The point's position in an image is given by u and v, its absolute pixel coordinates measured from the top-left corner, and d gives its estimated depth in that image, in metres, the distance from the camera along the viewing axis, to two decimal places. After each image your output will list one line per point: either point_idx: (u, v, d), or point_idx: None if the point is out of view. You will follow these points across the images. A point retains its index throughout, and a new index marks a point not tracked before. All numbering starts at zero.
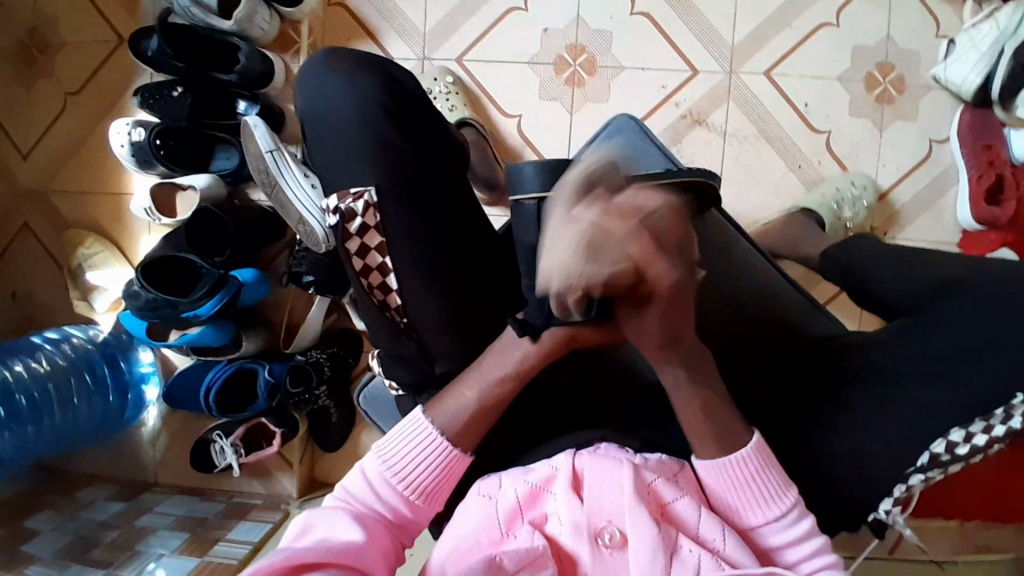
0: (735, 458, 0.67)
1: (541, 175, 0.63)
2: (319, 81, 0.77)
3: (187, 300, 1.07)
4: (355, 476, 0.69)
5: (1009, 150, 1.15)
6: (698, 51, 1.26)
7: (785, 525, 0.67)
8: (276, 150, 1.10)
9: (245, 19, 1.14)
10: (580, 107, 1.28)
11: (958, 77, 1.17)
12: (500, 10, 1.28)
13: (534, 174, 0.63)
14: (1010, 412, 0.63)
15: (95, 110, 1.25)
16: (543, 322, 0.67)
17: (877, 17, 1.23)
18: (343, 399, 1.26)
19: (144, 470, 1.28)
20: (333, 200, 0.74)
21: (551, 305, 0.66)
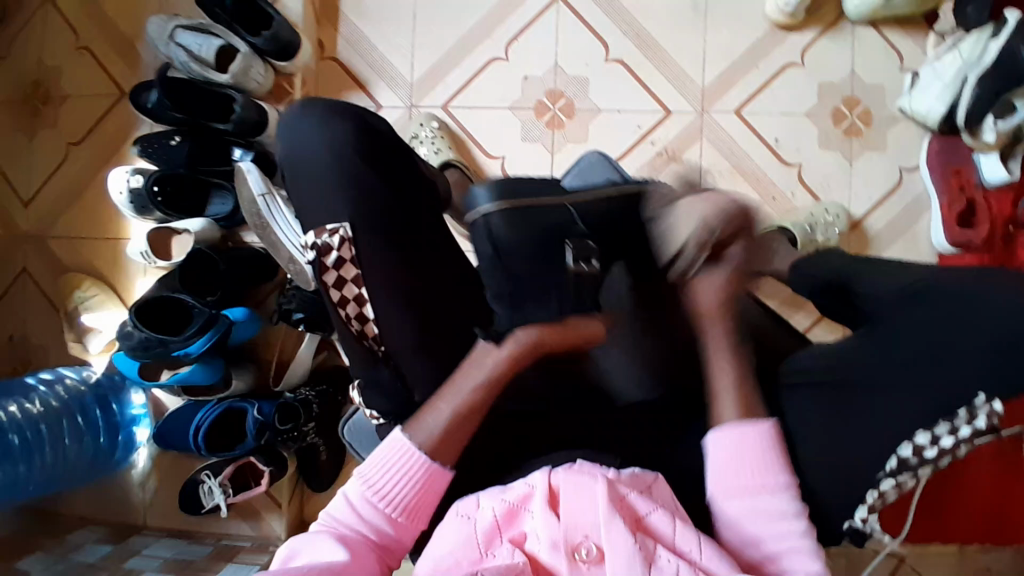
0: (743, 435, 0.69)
1: (490, 195, 0.75)
2: (300, 127, 0.80)
3: (178, 339, 1.10)
4: (338, 504, 0.70)
5: (979, 174, 1.19)
6: (669, 92, 1.32)
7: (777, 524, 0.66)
8: (268, 193, 1.15)
9: (241, 73, 1.23)
10: (561, 148, 1.33)
11: (923, 107, 1.21)
12: (482, 60, 1.36)
13: (485, 195, 0.75)
14: (973, 411, 0.65)
15: (97, 160, 1.31)
16: (509, 324, 0.74)
17: (840, 56, 1.29)
18: (332, 435, 1.27)
19: (133, 513, 1.27)
20: (310, 237, 0.76)
21: (515, 307, 0.74)
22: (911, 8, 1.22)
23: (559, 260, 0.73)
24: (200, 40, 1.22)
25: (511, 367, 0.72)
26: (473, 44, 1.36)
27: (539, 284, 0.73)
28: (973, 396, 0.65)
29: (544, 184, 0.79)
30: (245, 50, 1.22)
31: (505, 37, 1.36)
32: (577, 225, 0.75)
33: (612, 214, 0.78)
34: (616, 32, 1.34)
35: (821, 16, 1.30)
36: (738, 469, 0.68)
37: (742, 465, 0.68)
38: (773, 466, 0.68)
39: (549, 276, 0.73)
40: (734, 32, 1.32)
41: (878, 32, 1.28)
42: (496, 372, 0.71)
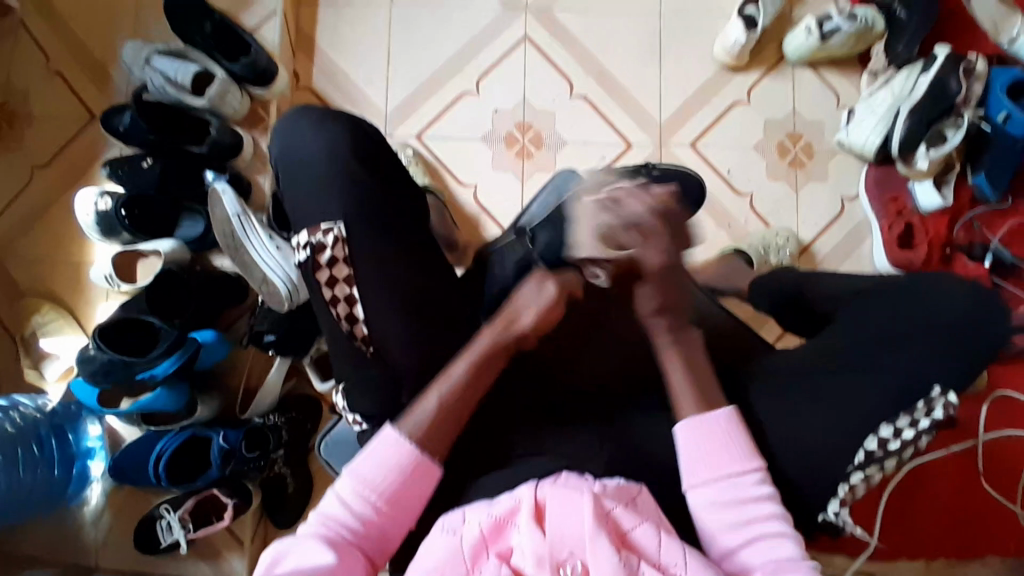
0: (702, 428, 0.73)
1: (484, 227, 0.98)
2: (294, 131, 0.82)
3: (143, 360, 1.07)
4: (331, 499, 0.70)
5: (915, 201, 1.32)
6: (631, 125, 1.41)
7: (748, 509, 0.69)
8: (242, 214, 1.15)
9: (218, 97, 1.24)
10: (530, 176, 1.39)
11: (860, 139, 1.33)
12: (453, 92, 1.42)
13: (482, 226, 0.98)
14: (931, 404, 0.71)
15: (62, 184, 1.30)
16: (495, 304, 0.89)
17: (784, 94, 1.41)
18: (301, 466, 1.24)
19: (83, 553, 1.19)
20: (304, 236, 0.78)
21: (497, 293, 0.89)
22: (845, 50, 1.36)
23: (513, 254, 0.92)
24: (176, 65, 1.22)
25: (494, 350, 0.77)
26: (446, 78, 1.42)
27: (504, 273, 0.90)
28: (931, 390, 0.71)
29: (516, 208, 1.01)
30: (223, 75, 1.24)
31: (476, 72, 1.42)
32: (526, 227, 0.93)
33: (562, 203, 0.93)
34: (579, 70, 1.42)
35: (764, 59, 1.42)
36: (703, 462, 0.72)
37: (704, 454, 0.72)
38: (740, 452, 0.72)
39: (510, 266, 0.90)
40: (688, 72, 1.42)
41: (815, 73, 1.41)
42: (486, 352, 0.76)
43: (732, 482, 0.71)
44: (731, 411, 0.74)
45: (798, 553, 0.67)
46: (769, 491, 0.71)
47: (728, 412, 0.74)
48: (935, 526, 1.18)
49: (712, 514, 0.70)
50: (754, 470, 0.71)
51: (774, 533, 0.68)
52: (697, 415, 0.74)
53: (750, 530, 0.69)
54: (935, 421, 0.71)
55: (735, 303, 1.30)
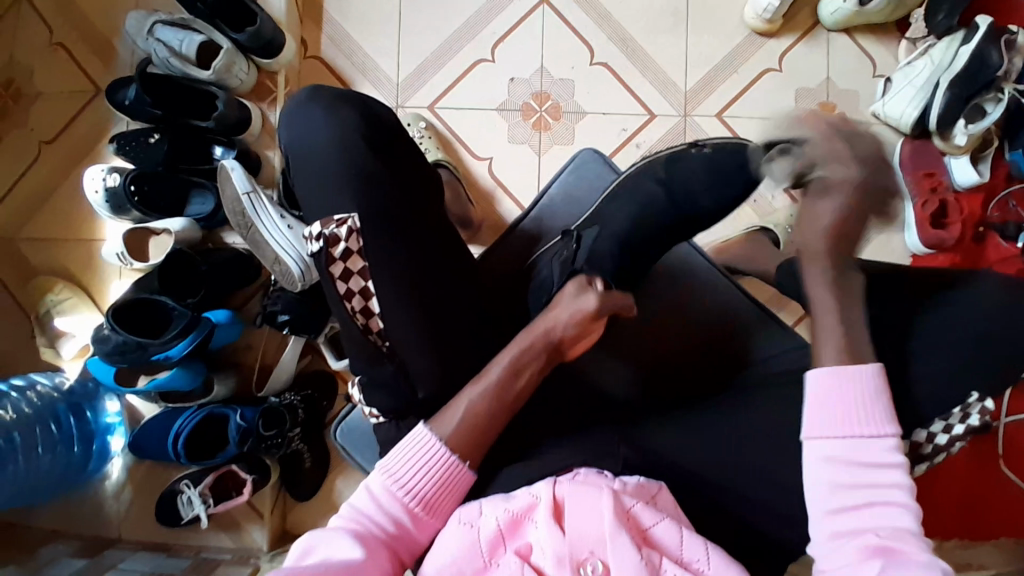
0: (842, 377, 0.66)
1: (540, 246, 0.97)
2: (304, 115, 0.79)
3: (157, 343, 1.06)
4: (361, 495, 0.69)
5: (951, 177, 1.26)
6: (653, 96, 1.35)
7: (865, 476, 0.62)
8: (253, 192, 1.12)
9: (223, 69, 1.19)
10: (547, 149, 1.34)
11: (896, 112, 1.26)
12: (469, 61, 1.36)
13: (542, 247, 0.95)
14: (968, 410, 0.78)
15: (70, 158, 1.28)
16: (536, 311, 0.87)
17: (817, 61, 1.34)
18: (317, 441, 1.25)
19: (107, 526, 1.22)
20: (316, 227, 0.74)
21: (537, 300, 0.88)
22: (884, 16, 1.28)
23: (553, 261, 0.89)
24: (180, 36, 1.19)
25: (525, 357, 0.74)
26: (460, 45, 1.36)
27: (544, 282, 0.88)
28: (969, 396, 0.76)
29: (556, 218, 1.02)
30: (228, 45, 1.19)
31: (491, 38, 1.36)
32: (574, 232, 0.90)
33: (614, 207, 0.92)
34: (600, 36, 1.35)
35: (797, 24, 1.34)
36: (844, 410, 0.65)
37: (849, 408, 0.64)
38: (884, 414, 0.64)
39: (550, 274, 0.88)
40: (715, 37, 1.35)
41: (851, 39, 1.34)
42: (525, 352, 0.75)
43: (865, 437, 0.63)
44: (879, 368, 0.66)
45: (915, 527, 0.60)
46: (899, 460, 0.63)
47: (876, 369, 0.66)
48: (950, 508, 1.16)
49: (827, 471, 0.63)
50: (891, 434, 0.63)
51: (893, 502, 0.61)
52: (842, 366, 0.66)
53: (865, 503, 0.62)
54: (969, 426, 0.79)
55: (755, 284, 1.27)
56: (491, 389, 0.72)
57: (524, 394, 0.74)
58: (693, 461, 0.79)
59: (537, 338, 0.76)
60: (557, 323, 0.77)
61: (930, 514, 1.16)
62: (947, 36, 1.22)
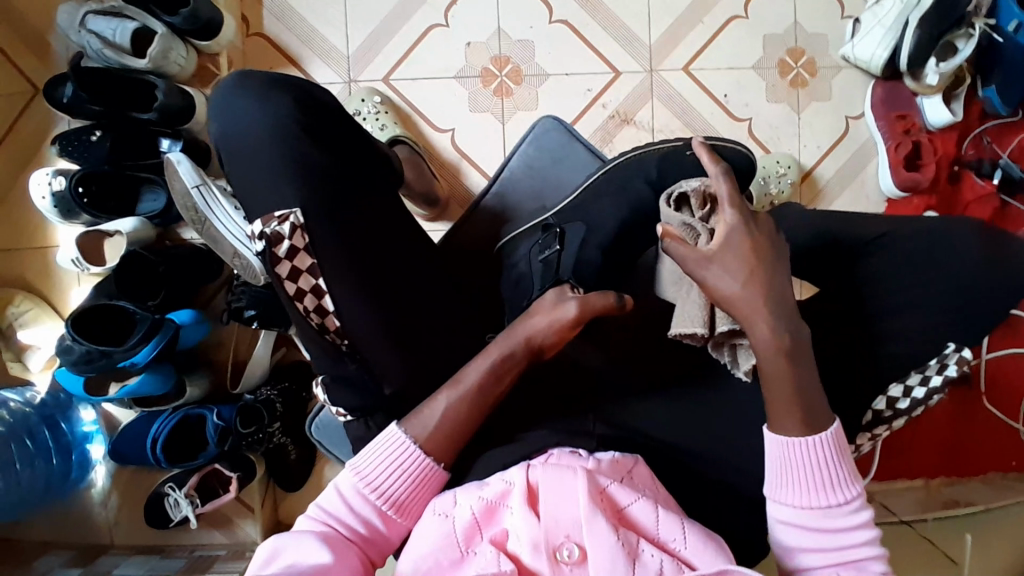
0: (795, 444, 0.63)
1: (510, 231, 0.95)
2: (234, 105, 0.74)
3: (121, 350, 1.02)
4: (330, 495, 0.68)
5: (923, 118, 1.23)
6: (617, 52, 1.29)
7: (834, 538, 0.62)
8: (202, 185, 1.07)
9: (160, 55, 1.13)
10: (511, 117, 1.29)
11: (866, 54, 1.22)
12: (421, 28, 1.29)
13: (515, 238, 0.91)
14: (944, 361, 0.74)
15: (14, 163, 1.23)
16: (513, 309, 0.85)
17: (783, 4, 1.28)
18: (299, 433, 1.22)
19: (98, 533, 1.22)
20: (258, 225, 0.70)
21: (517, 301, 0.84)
22: None
23: (531, 256, 0.86)
24: (112, 25, 1.12)
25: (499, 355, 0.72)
26: (410, 11, 1.29)
27: (525, 281, 0.84)
28: (944, 347, 0.74)
29: (523, 202, 1.00)
30: (163, 30, 1.13)
31: (442, 2, 1.29)
32: (555, 225, 0.86)
33: (596, 198, 0.90)
34: None
35: None
36: (805, 483, 0.63)
37: (806, 477, 0.63)
38: (844, 478, 0.63)
39: (530, 270, 0.84)
40: None
41: None
42: (506, 361, 0.72)
43: (831, 505, 0.63)
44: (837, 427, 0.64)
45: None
46: (864, 519, 0.63)
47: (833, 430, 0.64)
48: (931, 445, 1.18)
49: (801, 533, 0.63)
50: (853, 497, 0.63)
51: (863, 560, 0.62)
52: (793, 438, 0.63)
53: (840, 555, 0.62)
54: (947, 378, 0.74)
55: None
56: (469, 394, 0.70)
57: (501, 397, 0.72)
58: (673, 434, 0.78)
59: (520, 350, 0.73)
60: (535, 331, 0.74)
61: (911, 452, 1.18)
62: None
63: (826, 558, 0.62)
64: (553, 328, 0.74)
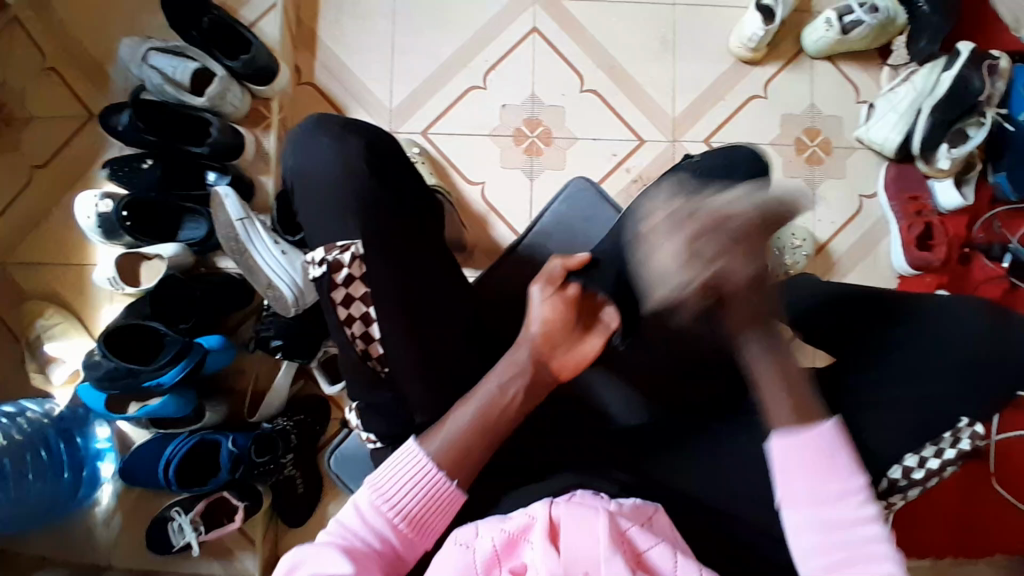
0: (798, 446, 0.64)
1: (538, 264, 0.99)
2: (308, 144, 0.81)
3: (149, 369, 1.05)
4: (348, 509, 0.69)
5: (935, 201, 1.28)
6: (642, 121, 1.37)
7: (845, 532, 0.62)
8: (246, 219, 1.13)
9: (217, 96, 1.21)
10: (539, 174, 1.36)
11: (880, 136, 1.29)
12: (461, 88, 1.38)
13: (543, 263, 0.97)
14: (958, 435, 0.76)
15: (65, 184, 1.29)
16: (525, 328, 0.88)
17: (802, 88, 1.37)
18: (310, 466, 1.24)
19: (95, 555, 1.20)
20: (319, 252, 0.75)
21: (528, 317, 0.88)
22: (865, 44, 1.31)
23: None
24: (174, 63, 1.20)
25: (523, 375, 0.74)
26: (453, 72, 1.38)
27: None
28: (957, 421, 0.77)
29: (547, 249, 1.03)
30: (222, 73, 1.21)
31: (483, 66, 1.38)
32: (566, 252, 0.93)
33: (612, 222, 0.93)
34: (591, 63, 1.38)
35: (783, 51, 1.37)
36: (806, 479, 0.63)
37: (810, 475, 0.63)
38: (847, 471, 0.63)
39: None
40: (702, 65, 1.38)
41: (835, 66, 1.37)
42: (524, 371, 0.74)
43: (840, 493, 0.63)
44: (835, 424, 0.65)
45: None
46: (873, 512, 0.63)
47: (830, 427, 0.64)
48: (940, 522, 1.16)
49: (811, 531, 0.63)
50: (861, 488, 0.63)
51: (877, 557, 0.62)
52: (797, 427, 0.64)
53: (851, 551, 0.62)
54: (960, 451, 0.77)
55: None
56: (487, 409, 0.72)
57: (515, 417, 0.74)
58: (692, 483, 0.79)
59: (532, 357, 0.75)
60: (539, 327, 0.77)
61: (925, 526, 1.17)
62: (930, 62, 1.26)
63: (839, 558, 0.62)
64: (560, 320, 0.76)
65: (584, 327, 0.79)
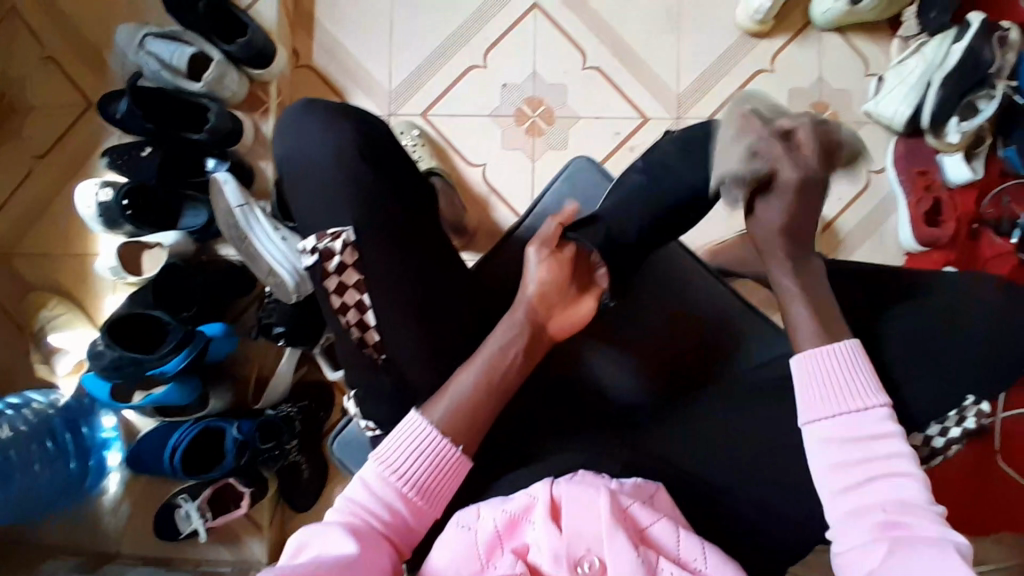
0: (825, 356, 0.70)
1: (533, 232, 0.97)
2: (300, 127, 0.78)
3: (154, 357, 1.04)
4: (354, 486, 0.68)
5: (944, 175, 1.25)
6: (645, 98, 1.34)
7: (873, 444, 0.65)
8: (246, 206, 1.12)
9: (214, 81, 1.19)
10: (541, 155, 1.34)
11: (890, 109, 1.26)
12: (460, 67, 1.35)
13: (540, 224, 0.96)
14: (963, 414, 0.78)
15: (63, 172, 1.28)
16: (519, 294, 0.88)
17: (809, 62, 1.34)
18: (315, 451, 1.24)
19: (106, 541, 1.22)
20: (311, 241, 0.74)
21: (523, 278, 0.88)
22: (874, 15, 1.27)
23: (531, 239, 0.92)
24: (171, 48, 1.19)
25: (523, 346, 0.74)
26: (452, 51, 1.36)
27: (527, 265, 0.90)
28: (965, 399, 0.76)
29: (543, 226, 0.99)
30: (220, 58, 1.19)
31: (483, 44, 1.36)
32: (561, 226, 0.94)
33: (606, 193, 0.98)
34: (593, 40, 1.35)
35: (790, 23, 1.34)
36: (824, 391, 0.68)
37: (830, 386, 0.68)
38: (868, 385, 0.68)
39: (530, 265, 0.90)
40: (706, 39, 1.35)
41: (843, 38, 1.33)
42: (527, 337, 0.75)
43: (860, 410, 0.67)
44: (857, 343, 0.71)
45: (925, 498, 0.63)
46: (896, 428, 0.66)
47: (853, 345, 0.71)
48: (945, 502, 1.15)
49: (835, 449, 0.66)
50: (881, 405, 0.67)
51: (898, 477, 0.64)
52: (820, 346, 0.71)
53: (872, 467, 0.64)
54: (965, 429, 0.79)
55: (749, 287, 1.27)
56: (490, 379, 0.72)
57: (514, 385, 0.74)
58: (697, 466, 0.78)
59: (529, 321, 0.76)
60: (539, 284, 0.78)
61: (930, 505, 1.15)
62: (940, 32, 1.21)
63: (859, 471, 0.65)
64: (557, 282, 0.78)
65: (580, 288, 0.80)
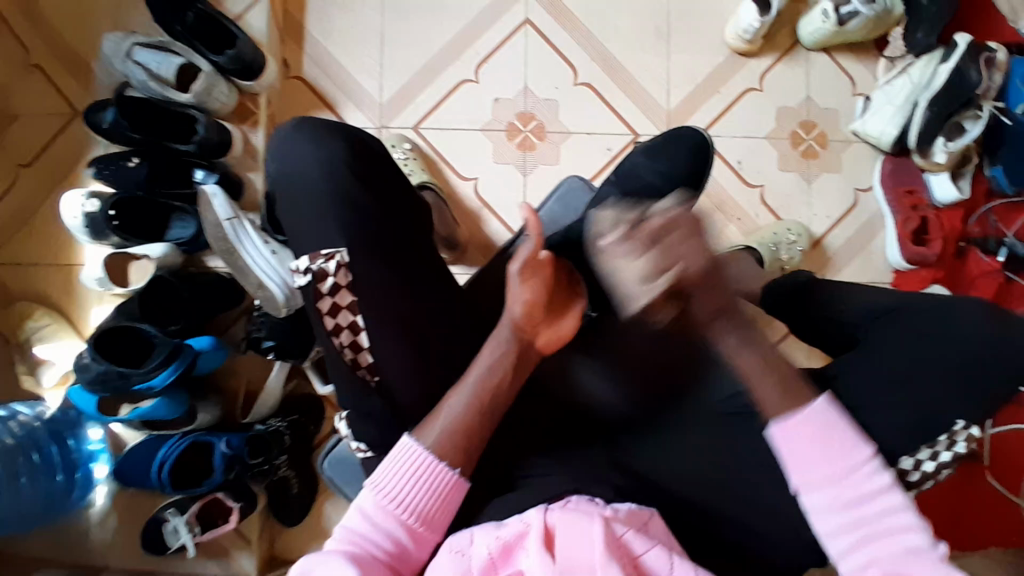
0: (800, 427, 0.64)
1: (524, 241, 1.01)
2: (290, 146, 0.79)
3: (138, 372, 1.03)
4: (355, 514, 0.68)
5: (931, 194, 1.28)
6: (635, 114, 1.35)
7: (864, 506, 0.64)
8: (235, 218, 1.11)
9: (203, 92, 1.20)
10: (532, 170, 1.34)
11: (876, 130, 1.28)
12: (452, 82, 1.36)
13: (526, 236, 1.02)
14: (953, 437, 0.75)
15: (51, 181, 1.27)
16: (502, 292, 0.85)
17: (797, 80, 1.35)
18: (303, 465, 1.23)
19: (90, 556, 1.20)
20: (304, 261, 0.74)
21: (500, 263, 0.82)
22: (862, 36, 1.29)
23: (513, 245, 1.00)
24: (158, 58, 1.18)
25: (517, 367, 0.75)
26: (443, 66, 1.36)
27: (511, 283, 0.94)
28: (954, 424, 0.75)
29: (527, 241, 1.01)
30: (208, 68, 1.19)
31: (474, 59, 1.36)
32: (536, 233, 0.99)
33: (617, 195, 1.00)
34: (584, 56, 1.36)
35: (778, 43, 1.35)
36: (816, 458, 0.64)
37: (821, 453, 0.64)
38: (853, 440, 0.64)
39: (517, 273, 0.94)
40: (696, 57, 1.36)
41: (831, 58, 1.35)
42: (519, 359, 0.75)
43: (849, 473, 0.64)
44: (827, 397, 0.65)
45: (926, 542, 0.62)
46: (887, 479, 0.64)
47: (825, 399, 0.65)
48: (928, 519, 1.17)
49: (835, 518, 0.64)
50: (869, 457, 0.64)
51: (900, 526, 0.63)
52: (789, 417, 0.64)
53: (875, 529, 0.63)
54: (955, 454, 0.76)
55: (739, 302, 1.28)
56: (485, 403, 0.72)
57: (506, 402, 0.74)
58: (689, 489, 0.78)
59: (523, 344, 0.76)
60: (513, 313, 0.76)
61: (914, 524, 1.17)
62: (926, 54, 1.24)
63: (859, 538, 0.63)
64: (542, 300, 0.77)
65: (559, 306, 0.81)
